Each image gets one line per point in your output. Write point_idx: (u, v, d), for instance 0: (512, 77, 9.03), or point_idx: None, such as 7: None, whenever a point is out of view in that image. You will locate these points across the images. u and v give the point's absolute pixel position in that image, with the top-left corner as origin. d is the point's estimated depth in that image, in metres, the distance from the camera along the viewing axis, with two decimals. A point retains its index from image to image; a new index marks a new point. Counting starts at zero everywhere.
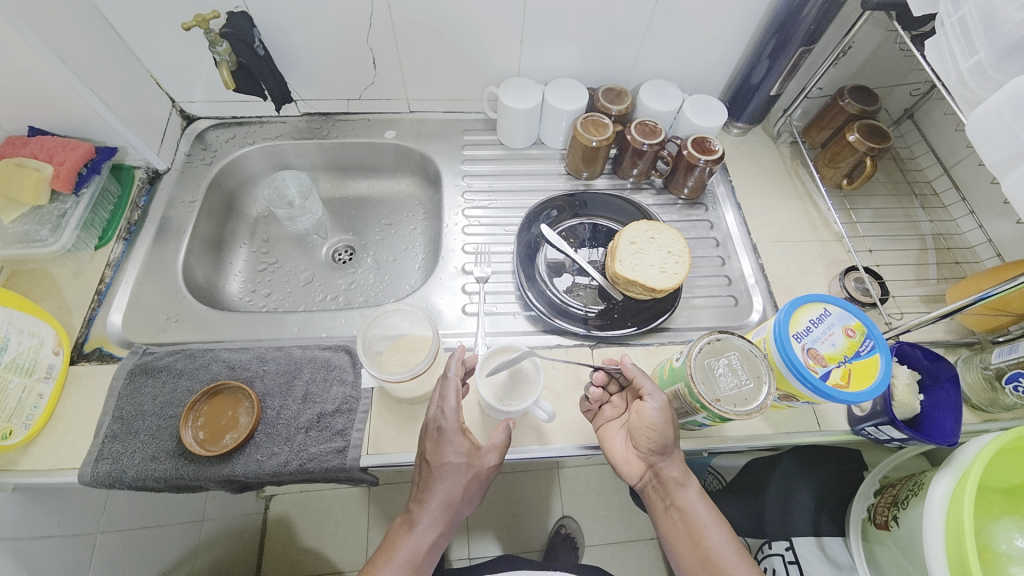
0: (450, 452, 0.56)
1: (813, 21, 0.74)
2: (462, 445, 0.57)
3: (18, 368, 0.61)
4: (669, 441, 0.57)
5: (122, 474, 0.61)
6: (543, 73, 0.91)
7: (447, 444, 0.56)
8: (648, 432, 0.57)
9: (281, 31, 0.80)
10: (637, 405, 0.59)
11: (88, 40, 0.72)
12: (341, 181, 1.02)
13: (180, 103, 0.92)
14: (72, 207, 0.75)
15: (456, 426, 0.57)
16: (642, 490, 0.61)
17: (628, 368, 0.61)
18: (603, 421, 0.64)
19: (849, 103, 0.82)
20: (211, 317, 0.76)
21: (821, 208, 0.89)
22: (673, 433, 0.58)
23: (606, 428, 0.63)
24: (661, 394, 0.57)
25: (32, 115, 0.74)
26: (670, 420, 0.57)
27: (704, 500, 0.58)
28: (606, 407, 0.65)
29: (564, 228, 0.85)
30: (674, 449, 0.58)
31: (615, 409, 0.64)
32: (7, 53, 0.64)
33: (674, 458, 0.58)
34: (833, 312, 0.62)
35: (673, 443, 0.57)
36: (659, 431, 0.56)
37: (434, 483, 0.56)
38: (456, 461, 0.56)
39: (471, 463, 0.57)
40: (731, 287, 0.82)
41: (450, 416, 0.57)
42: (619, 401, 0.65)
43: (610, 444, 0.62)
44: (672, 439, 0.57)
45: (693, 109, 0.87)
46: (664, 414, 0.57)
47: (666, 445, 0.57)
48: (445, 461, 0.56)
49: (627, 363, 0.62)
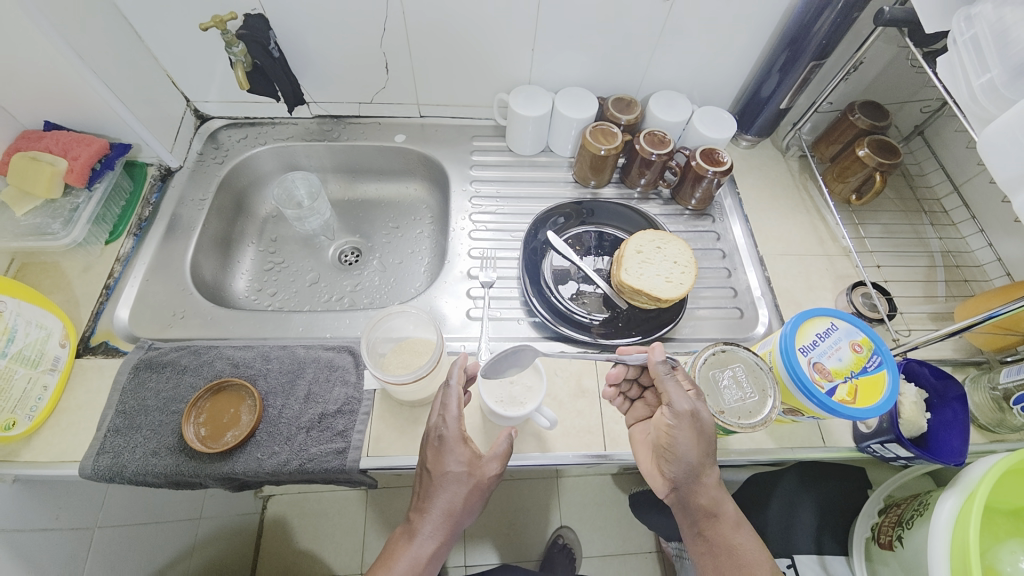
0: (450, 462, 0.56)
1: (824, 35, 0.74)
2: (464, 454, 0.57)
3: (25, 359, 0.62)
4: (697, 461, 0.54)
5: (122, 468, 0.61)
6: (554, 80, 0.92)
7: (448, 453, 0.56)
8: (668, 451, 0.55)
9: (296, 34, 0.82)
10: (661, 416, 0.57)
11: (109, 38, 0.74)
12: (350, 183, 1.03)
13: (195, 103, 0.93)
14: (85, 201, 0.75)
15: (457, 435, 0.57)
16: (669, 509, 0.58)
17: (655, 366, 0.57)
18: (635, 419, 0.65)
19: (859, 117, 0.82)
20: (217, 314, 0.76)
21: (829, 223, 0.89)
22: (699, 458, 0.55)
23: (637, 430, 0.64)
24: (683, 402, 0.54)
25: (50, 110, 0.75)
26: (694, 441, 0.54)
27: (743, 529, 0.55)
28: (639, 404, 0.65)
29: (570, 235, 0.85)
30: (703, 474, 0.55)
31: (648, 408, 0.64)
32: (29, 47, 0.65)
33: (705, 484, 0.55)
34: (839, 326, 0.61)
35: (701, 463, 0.55)
36: (680, 452, 0.54)
37: (435, 493, 0.56)
38: (457, 470, 0.56)
39: (471, 472, 0.56)
40: (736, 299, 0.82)
41: (450, 422, 0.57)
42: (651, 399, 0.64)
43: (639, 449, 0.63)
44: (698, 461, 0.54)
45: (702, 121, 0.87)
46: (687, 432, 0.54)
47: (692, 468, 0.54)
48: (446, 470, 0.56)
49: (659, 355, 0.58)
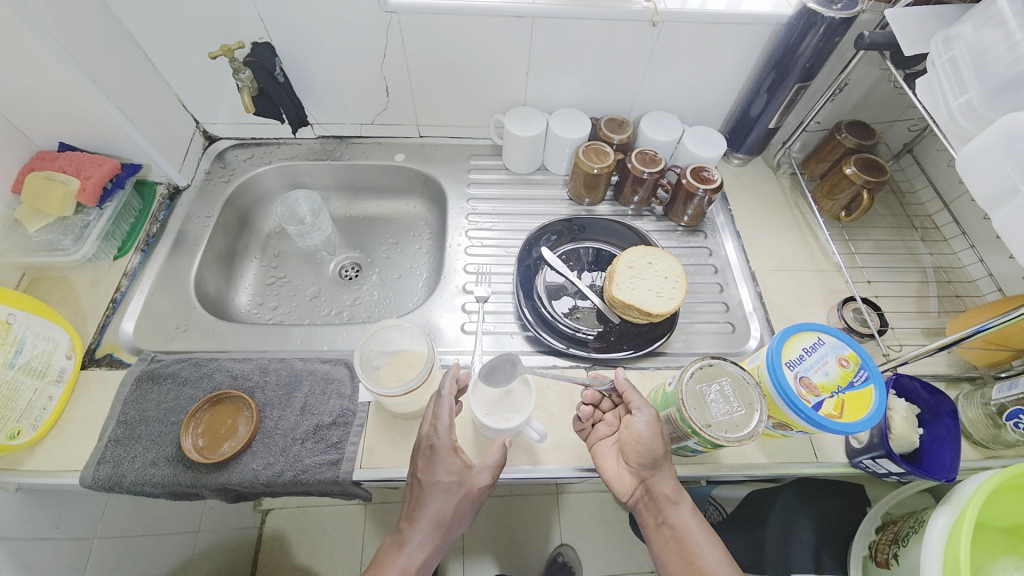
0: (442, 471, 0.57)
1: (809, 57, 0.76)
2: (455, 463, 0.58)
3: (31, 370, 0.64)
4: (658, 455, 0.57)
5: (121, 478, 0.62)
6: (548, 102, 0.95)
7: (438, 462, 0.57)
8: (638, 446, 0.57)
9: (302, 60, 0.86)
10: (627, 419, 0.60)
11: (122, 64, 0.78)
12: (352, 201, 1.06)
13: (204, 124, 0.97)
14: (96, 219, 0.79)
15: (447, 445, 0.58)
16: (635, 509, 0.60)
17: (620, 382, 0.62)
18: (596, 438, 0.64)
19: (846, 137, 0.83)
20: (219, 327, 0.78)
21: (820, 239, 0.90)
22: (664, 448, 0.58)
23: (599, 446, 0.63)
24: (650, 408, 0.59)
25: (66, 133, 0.79)
26: (660, 435, 0.58)
27: (698, 520, 0.57)
28: (599, 424, 0.65)
29: (564, 252, 0.86)
30: (662, 466, 0.58)
31: (609, 426, 0.64)
32: (47, 75, 0.69)
33: (665, 474, 0.58)
34: (826, 341, 0.62)
35: (660, 458, 0.57)
36: (649, 445, 0.57)
37: (426, 501, 0.57)
38: (447, 480, 0.57)
39: (462, 482, 0.57)
40: (729, 313, 0.83)
41: (444, 431, 0.58)
42: (613, 418, 0.65)
43: (603, 461, 0.62)
44: (663, 453, 0.57)
45: (693, 140, 0.89)
46: (654, 427, 0.58)
47: (656, 459, 0.57)
48: (436, 480, 0.57)
49: (621, 376, 0.63)
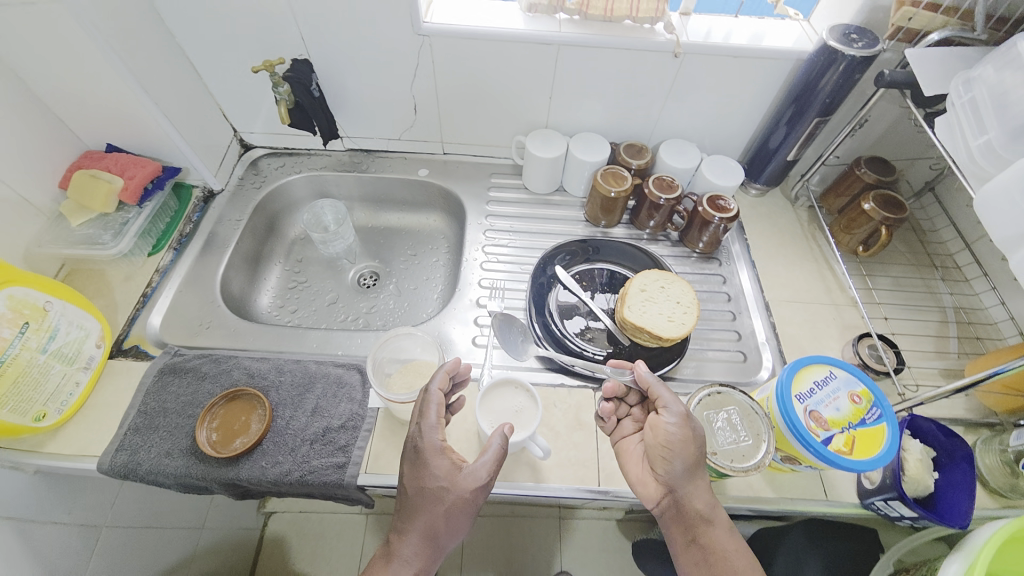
0: (429, 477, 0.57)
1: (828, 93, 0.78)
2: (444, 465, 0.57)
3: (62, 356, 0.67)
4: (688, 464, 0.56)
5: (137, 466, 0.65)
6: (569, 126, 0.97)
7: (426, 466, 0.58)
8: (664, 451, 0.57)
9: (337, 76, 0.90)
10: (653, 420, 0.59)
11: (171, 74, 0.83)
12: (374, 212, 1.09)
13: (241, 133, 1.02)
14: (135, 217, 0.83)
15: (433, 446, 0.59)
16: (660, 518, 0.59)
17: (642, 377, 0.63)
18: (622, 434, 0.65)
19: (865, 172, 0.84)
20: (240, 326, 0.81)
21: (837, 273, 0.89)
22: (694, 456, 0.57)
23: (625, 442, 0.64)
24: (678, 407, 0.57)
25: (115, 136, 0.85)
26: (687, 441, 0.57)
27: (733, 538, 0.56)
28: (625, 421, 0.66)
29: (577, 272, 0.88)
30: (694, 477, 0.56)
31: (634, 422, 0.66)
32: (103, 82, 0.75)
33: (698, 487, 0.57)
34: (838, 375, 0.62)
35: (690, 467, 0.56)
36: (678, 451, 0.56)
37: (414, 514, 0.57)
38: (434, 487, 0.57)
39: (449, 487, 0.57)
40: (740, 342, 0.82)
41: (432, 430, 0.59)
42: (639, 414, 0.66)
43: (628, 460, 0.63)
44: (693, 462, 0.56)
45: (711, 168, 0.91)
46: (681, 431, 0.57)
47: (685, 469, 0.56)
48: (426, 488, 0.57)
49: (642, 369, 0.64)
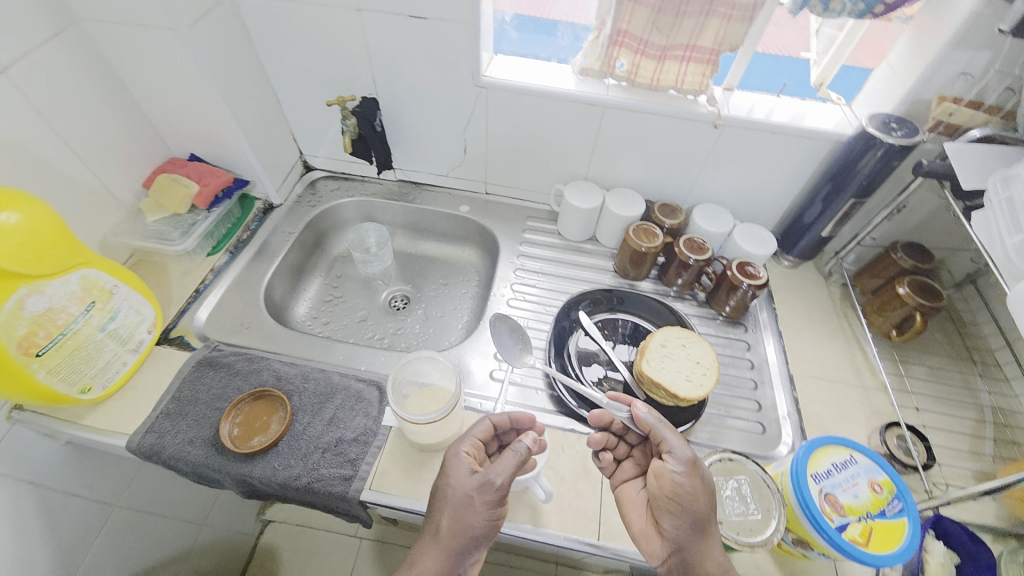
0: (455, 483, 0.58)
1: (866, 176, 0.79)
2: (469, 475, 0.58)
3: (117, 337, 0.73)
4: (698, 515, 0.55)
5: (162, 449, 0.68)
6: (607, 180, 1.02)
7: (454, 472, 0.59)
8: (672, 498, 0.57)
9: (399, 115, 0.99)
10: (659, 466, 0.60)
11: (256, 100, 0.94)
12: (414, 240, 1.16)
13: (306, 155, 1.12)
14: (202, 220, 0.91)
15: (462, 460, 0.60)
16: None
17: (642, 420, 0.64)
18: (622, 479, 0.65)
19: (902, 257, 0.84)
20: (275, 331, 0.86)
21: (868, 355, 0.87)
22: (705, 509, 0.56)
23: (625, 488, 0.64)
24: (685, 453, 0.59)
25: (199, 147, 0.95)
26: (698, 491, 0.57)
27: None
28: (626, 464, 0.67)
29: (599, 320, 0.90)
30: (704, 532, 0.55)
31: (635, 467, 0.66)
32: (199, 101, 0.85)
33: (708, 546, 0.55)
34: (859, 461, 0.60)
35: (700, 518, 0.55)
36: (686, 499, 0.56)
37: (434, 516, 0.57)
38: (457, 494, 0.57)
39: (472, 497, 0.56)
40: (760, 413, 0.81)
41: (464, 439, 0.63)
42: (639, 457, 0.67)
43: (630, 509, 0.62)
44: (702, 515, 0.55)
45: (742, 235, 0.92)
46: (688, 478, 0.57)
47: (694, 520, 0.55)
48: (449, 494, 0.57)
49: (642, 411, 0.65)
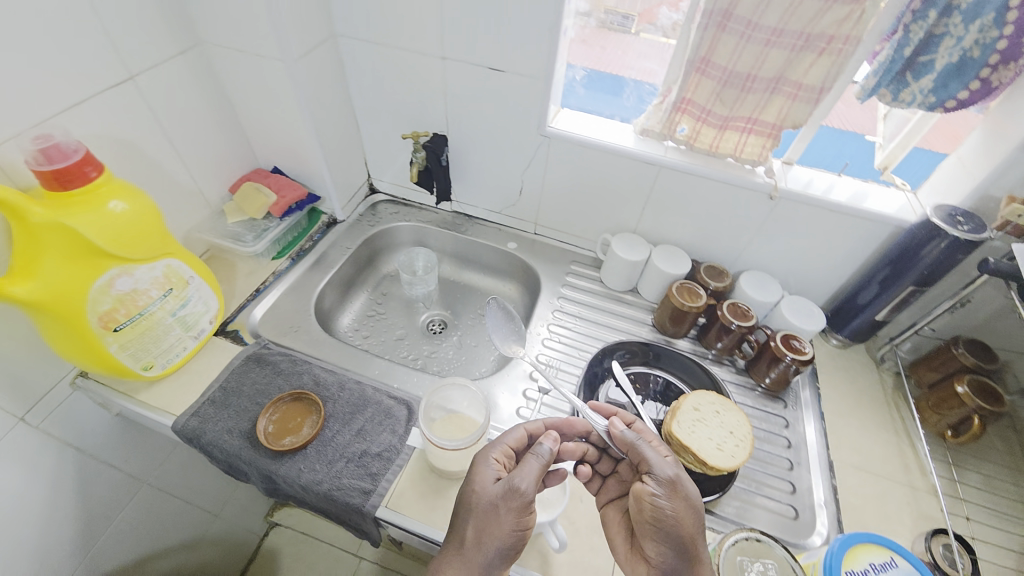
0: (483, 490, 0.58)
1: (928, 265, 0.77)
2: (497, 483, 0.58)
3: (183, 322, 0.79)
4: (680, 540, 0.55)
5: (202, 433, 0.72)
6: (655, 236, 1.03)
7: (482, 479, 0.59)
8: (653, 522, 0.57)
9: (463, 152, 1.06)
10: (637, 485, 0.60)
11: (339, 126, 1.03)
12: (459, 269, 1.20)
13: (373, 179, 1.21)
14: (273, 227, 0.99)
15: (488, 466, 0.60)
16: None
17: (619, 436, 0.64)
18: (607, 497, 0.67)
19: (963, 353, 0.79)
20: (320, 338, 0.91)
21: (919, 452, 0.82)
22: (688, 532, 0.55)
23: (609, 507, 0.66)
24: (662, 474, 0.58)
25: (283, 162, 1.05)
26: (679, 515, 0.56)
27: None
28: (610, 481, 0.68)
29: (632, 372, 0.89)
30: (688, 558, 0.54)
31: (618, 484, 0.67)
32: (290, 123, 0.95)
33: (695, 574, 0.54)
34: (900, 565, 0.56)
35: (681, 543, 0.55)
36: (665, 524, 0.56)
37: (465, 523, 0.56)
38: (486, 501, 0.57)
39: (501, 502, 0.56)
40: (793, 497, 0.76)
41: (494, 445, 0.63)
42: (625, 474, 0.67)
43: (617, 530, 0.63)
44: (684, 540, 0.55)
45: (790, 307, 0.90)
46: (664, 499, 0.57)
47: (675, 545, 0.55)
48: (479, 502, 0.57)
49: (619, 428, 0.65)
